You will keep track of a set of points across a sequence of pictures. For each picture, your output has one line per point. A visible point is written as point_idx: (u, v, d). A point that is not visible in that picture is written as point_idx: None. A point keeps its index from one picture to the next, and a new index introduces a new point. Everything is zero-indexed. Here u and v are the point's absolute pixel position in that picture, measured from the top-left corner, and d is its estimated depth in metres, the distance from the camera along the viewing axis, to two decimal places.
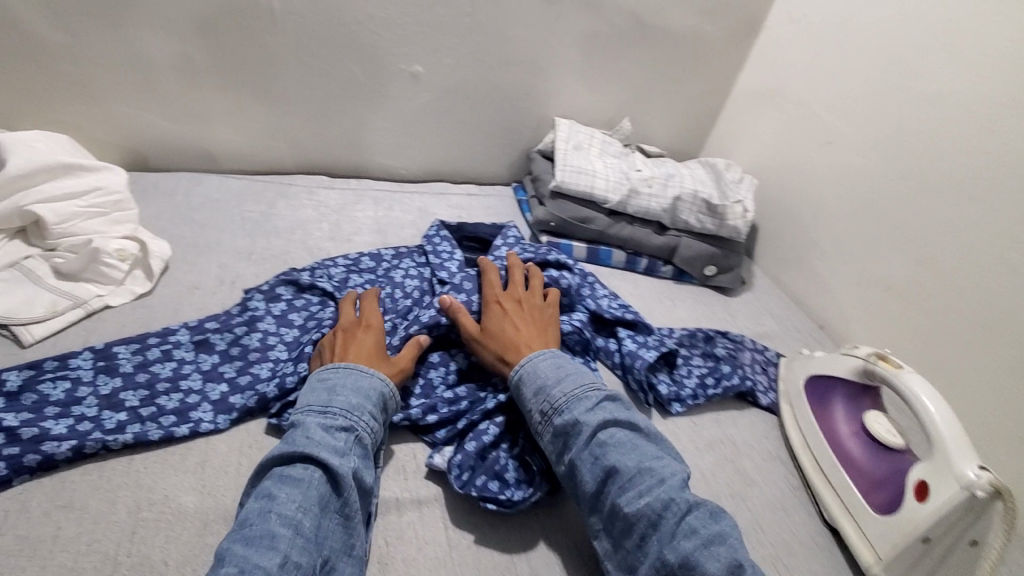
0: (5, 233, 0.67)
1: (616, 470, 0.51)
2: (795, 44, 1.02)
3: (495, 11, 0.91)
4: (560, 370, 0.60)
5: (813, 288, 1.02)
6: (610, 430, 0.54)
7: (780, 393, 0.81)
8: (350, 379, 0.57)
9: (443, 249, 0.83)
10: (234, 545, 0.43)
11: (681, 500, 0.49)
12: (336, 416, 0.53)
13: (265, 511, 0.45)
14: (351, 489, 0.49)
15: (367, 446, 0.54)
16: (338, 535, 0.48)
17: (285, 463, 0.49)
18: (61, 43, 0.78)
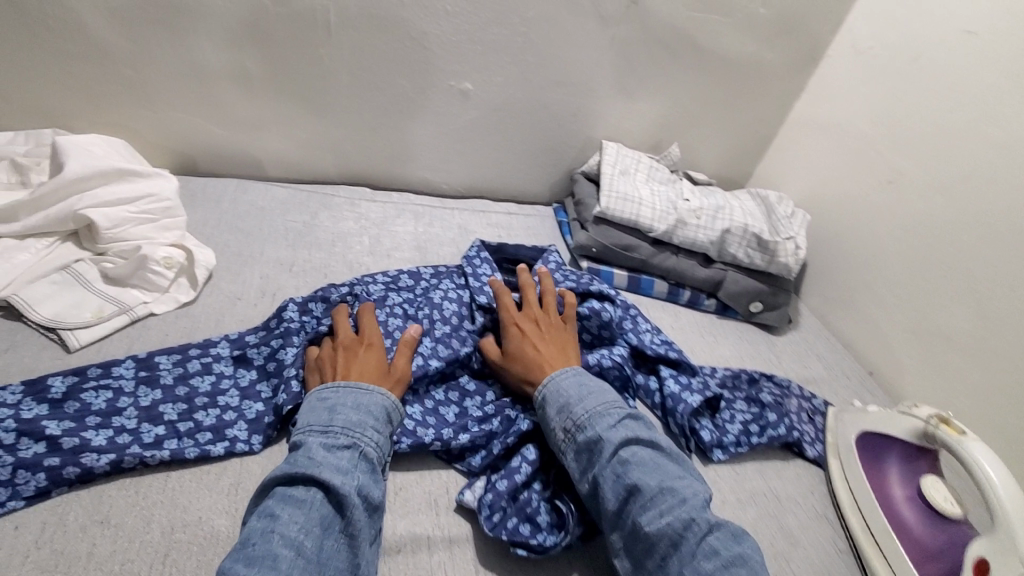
0: (59, 236, 0.69)
1: (637, 489, 0.51)
2: (857, 77, 0.98)
3: (550, 31, 0.90)
4: (582, 389, 0.60)
5: (863, 331, 0.97)
6: (632, 449, 0.54)
7: (827, 446, 0.77)
8: (350, 397, 0.55)
9: (483, 272, 0.82)
10: (233, 565, 0.41)
11: (703, 521, 0.48)
12: (336, 435, 0.51)
13: (267, 531, 0.44)
14: (355, 508, 0.47)
15: (373, 460, 0.52)
16: (343, 556, 0.46)
17: (288, 483, 0.47)
18: (124, 48, 0.80)
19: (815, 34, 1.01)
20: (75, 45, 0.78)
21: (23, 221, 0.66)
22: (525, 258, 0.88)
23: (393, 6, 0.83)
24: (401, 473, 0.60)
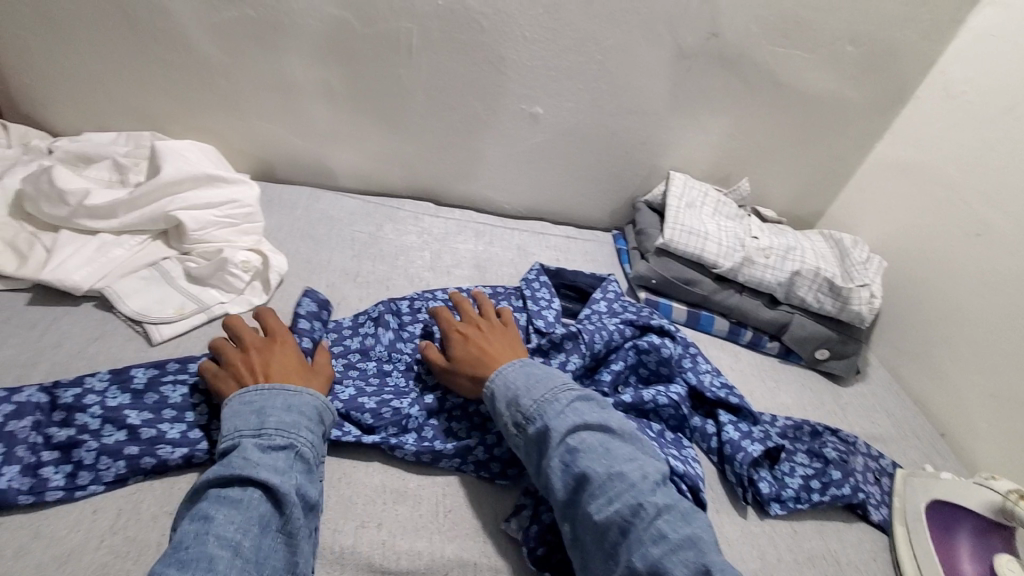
0: (149, 234, 0.73)
1: (586, 477, 0.51)
2: (947, 121, 0.93)
3: (625, 61, 0.90)
4: (530, 379, 0.59)
5: (939, 390, 0.91)
6: (580, 435, 0.54)
7: (894, 510, 0.71)
8: (279, 399, 0.53)
9: (541, 296, 0.82)
10: (166, 568, 0.40)
11: (650, 505, 0.48)
12: (272, 436, 0.50)
13: (201, 533, 0.43)
14: (295, 505, 0.47)
15: (309, 460, 0.51)
16: (280, 555, 0.45)
17: (222, 485, 0.46)
18: (222, 62, 0.85)
19: (902, 75, 0.96)
20: (179, 56, 0.84)
21: (121, 219, 0.71)
22: (582, 283, 0.87)
23: (473, 31, 0.85)
24: (451, 494, 0.59)
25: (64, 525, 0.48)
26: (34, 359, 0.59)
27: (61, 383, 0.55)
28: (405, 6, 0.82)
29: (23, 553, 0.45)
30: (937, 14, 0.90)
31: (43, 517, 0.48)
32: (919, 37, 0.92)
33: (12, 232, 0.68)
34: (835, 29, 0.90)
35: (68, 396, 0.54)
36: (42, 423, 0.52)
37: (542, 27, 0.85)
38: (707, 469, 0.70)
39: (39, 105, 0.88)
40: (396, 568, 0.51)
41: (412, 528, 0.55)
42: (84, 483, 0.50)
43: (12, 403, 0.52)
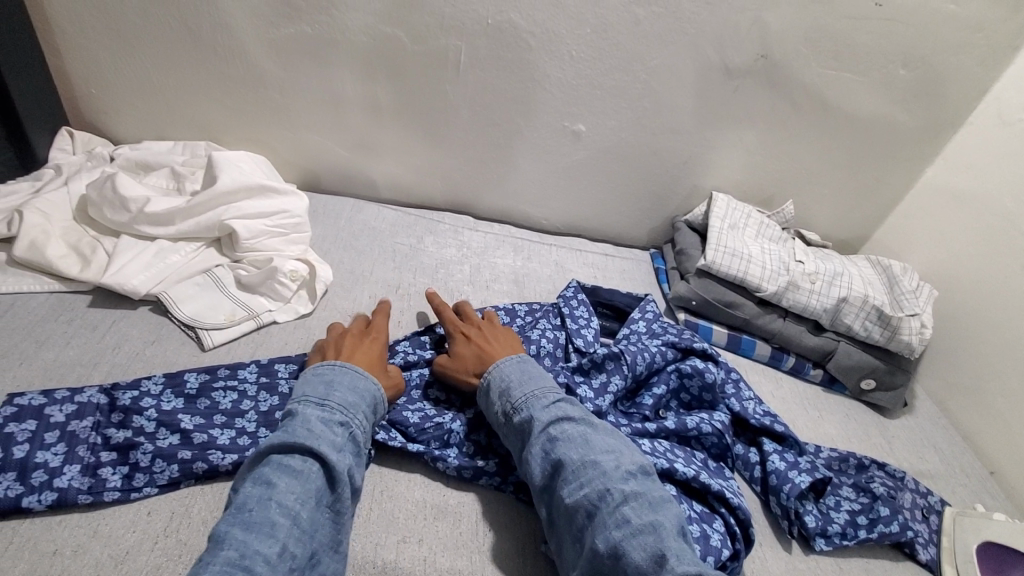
0: (204, 241, 0.76)
1: (560, 464, 0.53)
2: (1005, 146, 0.90)
3: (671, 80, 0.89)
4: (524, 374, 0.62)
5: (992, 427, 0.87)
6: (560, 426, 0.56)
7: (943, 551, 0.68)
8: (347, 378, 0.57)
9: (580, 314, 0.81)
10: (233, 528, 0.42)
11: (616, 491, 0.49)
12: (333, 411, 0.53)
13: (264, 498, 0.45)
14: (345, 483, 0.49)
15: (359, 443, 0.54)
16: (327, 531, 0.47)
17: (283, 451, 0.48)
18: (276, 76, 0.88)
19: (956, 100, 0.94)
20: (236, 69, 0.87)
21: (177, 226, 0.73)
22: (620, 302, 0.86)
23: (519, 49, 0.86)
24: (490, 511, 0.59)
25: (120, 524, 0.49)
26: (95, 360, 0.61)
27: (118, 385, 0.57)
28: (454, 24, 0.83)
29: (81, 551, 0.46)
30: (996, 39, 0.87)
31: (99, 516, 0.49)
32: (976, 62, 0.89)
33: (76, 236, 0.71)
34: (888, 52, 0.88)
35: (126, 399, 0.55)
36: (101, 424, 0.53)
37: (589, 46, 0.85)
38: (749, 499, 0.68)
39: (103, 114, 0.92)
40: None
41: (452, 544, 0.55)
42: (140, 485, 0.51)
43: (74, 405, 0.54)
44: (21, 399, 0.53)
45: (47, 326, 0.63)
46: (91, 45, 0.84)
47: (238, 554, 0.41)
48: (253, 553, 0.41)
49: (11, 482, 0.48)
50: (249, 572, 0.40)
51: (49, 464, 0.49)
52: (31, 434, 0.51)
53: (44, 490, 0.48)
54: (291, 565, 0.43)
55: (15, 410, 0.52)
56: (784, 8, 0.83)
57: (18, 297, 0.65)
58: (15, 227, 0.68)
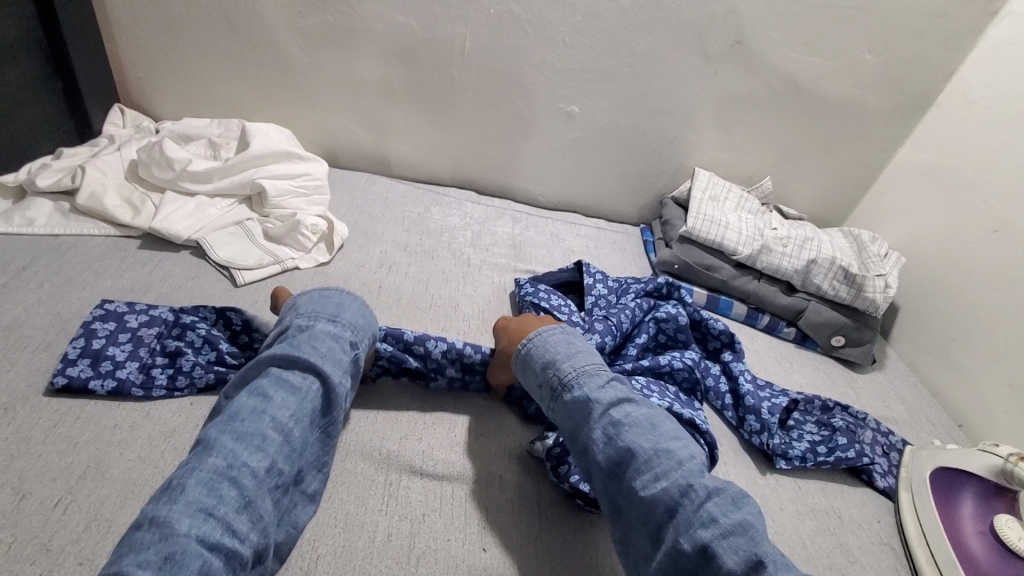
0: (236, 198, 0.86)
1: (631, 453, 0.51)
2: (967, 124, 0.97)
3: (655, 65, 0.99)
4: (570, 347, 0.63)
5: (956, 382, 0.93)
6: (624, 409, 0.55)
7: (900, 480, 0.74)
8: (354, 304, 0.64)
9: (556, 300, 0.82)
10: (222, 437, 0.45)
11: (699, 487, 0.48)
12: (345, 330, 0.59)
13: (258, 410, 0.48)
14: (339, 403, 0.54)
15: (356, 367, 0.60)
16: (314, 448, 0.52)
17: (284, 366, 0.52)
18: (301, 60, 0.99)
19: (924, 82, 1.01)
20: (267, 55, 0.98)
21: (214, 184, 0.84)
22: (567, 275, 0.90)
23: (517, 36, 0.96)
24: (482, 422, 0.67)
25: (169, 409, 0.58)
26: (145, 288, 0.71)
27: (185, 309, 0.67)
28: (460, 14, 0.94)
29: (136, 427, 0.56)
30: (958, 24, 0.95)
31: (151, 403, 0.58)
32: (939, 47, 0.97)
33: (128, 190, 0.82)
34: (854, 39, 0.97)
35: (186, 318, 0.65)
36: (163, 335, 0.63)
37: (580, 33, 0.95)
38: (719, 428, 0.76)
39: (149, 95, 1.04)
40: (434, 471, 0.60)
41: (448, 444, 0.63)
42: (180, 385, 0.60)
43: (145, 317, 0.64)
44: (110, 305, 0.65)
45: (104, 261, 0.73)
46: (141, 34, 0.96)
47: (226, 463, 0.43)
48: (241, 465, 0.44)
49: (85, 366, 0.58)
50: (236, 483, 0.43)
51: (114, 358, 0.59)
52: (109, 333, 0.62)
53: (107, 377, 0.58)
54: (275, 480, 0.47)
55: (102, 313, 0.64)
56: None
57: (80, 238, 0.76)
58: (77, 180, 0.78)
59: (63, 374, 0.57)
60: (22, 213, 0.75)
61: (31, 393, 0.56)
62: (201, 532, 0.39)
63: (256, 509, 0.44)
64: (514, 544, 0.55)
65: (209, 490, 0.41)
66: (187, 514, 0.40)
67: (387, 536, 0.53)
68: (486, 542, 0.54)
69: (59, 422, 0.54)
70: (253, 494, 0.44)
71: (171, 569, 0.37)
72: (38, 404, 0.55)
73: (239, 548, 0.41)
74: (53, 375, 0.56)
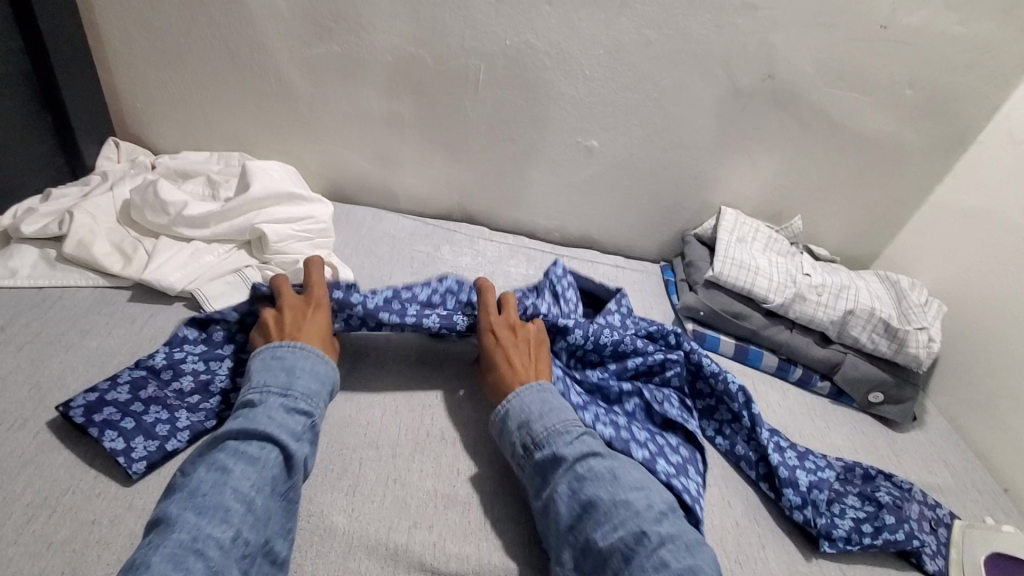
0: (235, 243, 0.80)
1: (592, 503, 0.53)
2: (1014, 164, 0.90)
3: (680, 99, 0.93)
4: (545, 405, 0.62)
5: (1004, 444, 0.86)
6: (587, 463, 0.56)
7: (952, 563, 0.68)
8: (308, 362, 0.60)
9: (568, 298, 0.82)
10: (183, 512, 0.44)
11: (653, 534, 0.50)
12: (297, 400, 0.56)
13: (219, 483, 0.47)
14: (299, 469, 0.53)
15: (316, 431, 0.57)
16: (278, 517, 0.50)
17: (241, 438, 0.51)
18: (306, 91, 0.94)
19: (966, 118, 0.95)
20: (270, 86, 0.93)
21: (212, 229, 0.79)
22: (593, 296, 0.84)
23: (535, 68, 0.90)
24: (498, 503, 0.61)
25: (153, 498, 0.52)
26: (134, 349, 0.65)
27: (145, 359, 0.61)
28: (473, 45, 0.88)
29: (117, 521, 0.50)
30: (1004, 59, 0.89)
31: (135, 490, 0.53)
32: (983, 83, 0.91)
33: (120, 236, 0.76)
34: (893, 74, 0.91)
35: (160, 360, 0.61)
36: (163, 386, 0.60)
37: (601, 65, 0.90)
38: (753, 502, 0.70)
39: (146, 126, 0.99)
40: (445, 567, 0.54)
41: (461, 533, 0.57)
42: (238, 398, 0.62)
43: (127, 383, 0.58)
44: (74, 402, 0.55)
45: (91, 318, 0.68)
46: (139, 64, 0.91)
47: (191, 536, 0.43)
48: (205, 537, 0.43)
49: (142, 442, 0.54)
50: (201, 555, 0.42)
51: (158, 420, 0.56)
52: (120, 412, 0.56)
53: (175, 434, 0.56)
54: (244, 550, 0.45)
55: (82, 407, 0.55)
56: (789, 31, 0.87)
57: (65, 290, 0.71)
58: (65, 226, 0.73)
59: (135, 458, 0.53)
60: (5, 262, 0.70)
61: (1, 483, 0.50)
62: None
63: None
64: None
65: (175, 566, 0.41)
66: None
67: None
68: None
69: (30, 518, 0.49)
70: (220, 565, 0.43)
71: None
72: (8, 497, 0.50)
73: None
74: (129, 465, 0.52)
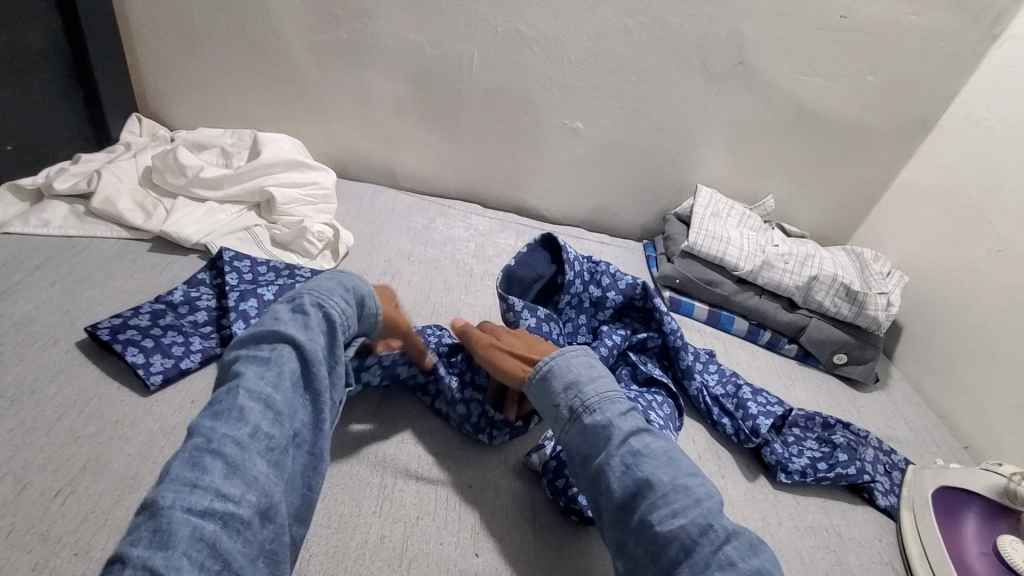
0: (246, 205, 0.88)
1: (649, 484, 0.47)
2: (970, 145, 0.97)
3: (659, 84, 1.01)
4: (595, 372, 0.57)
5: (962, 404, 0.92)
6: (643, 439, 0.51)
7: (902, 499, 0.73)
8: (325, 276, 0.59)
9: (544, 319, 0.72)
10: (203, 418, 0.44)
11: (719, 528, 0.44)
12: (304, 298, 0.55)
13: (233, 389, 0.46)
14: (319, 360, 0.51)
15: (337, 324, 0.55)
16: (304, 412, 0.49)
17: (252, 345, 0.50)
18: (315, 75, 1.02)
19: (925, 104, 1.02)
20: (281, 69, 1.01)
21: (225, 190, 0.86)
22: (544, 273, 0.79)
23: (524, 54, 0.98)
24: None
25: (169, 407, 0.59)
26: (153, 289, 0.72)
27: (162, 297, 0.69)
28: (468, 31, 0.96)
29: (138, 422, 0.56)
30: (958, 47, 0.96)
31: (152, 401, 0.59)
32: (940, 70, 0.98)
33: (141, 196, 0.84)
34: (855, 61, 0.98)
35: (178, 296, 0.69)
36: (178, 316, 0.67)
37: (584, 51, 0.98)
38: (718, 443, 0.75)
39: (167, 106, 1.07)
40: (428, 475, 0.60)
41: (444, 449, 0.63)
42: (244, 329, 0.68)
43: (148, 312, 0.65)
44: (102, 326, 0.62)
45: (116, 263, 0.75)
46: (161, 47, 1.00)
47: (205, 438, 0.42)
48: (220, 437, 0.43)
49: (161, 359, 0.61)
50: (217, 453, 0.42)
51: (174, 342, 0.63)
52: (142, 334, 0.63)
53: (189, 354, 0.63)
54: (268, 445, 0.45)
55: (108, 328, 0.62)
56: (757, 20, 0.94)
57: (92, 240, 0.78)
58: (93, 184, 0.81)
59: (152, 371, 0.60)
60: (39, 214, 0.78)
61: (37, 388, 0.57)
62: (188, 503, 0.38)
63: (247, 473, 0.42)
64: (507, 552, 0.54)
65: (192, 466, 0.41)
66: (173, 489, 0.39)
67: (381, 537, 0.53)
68: (479, 547, 0.54)
69: (62, 416, 0.55)
70: (239, 461, 0.42)
71: (162, 539, 0.36)
72: (42, 399, 0.56)
73: (238, 511, 0.40)
74: (147, 377, 0.59)
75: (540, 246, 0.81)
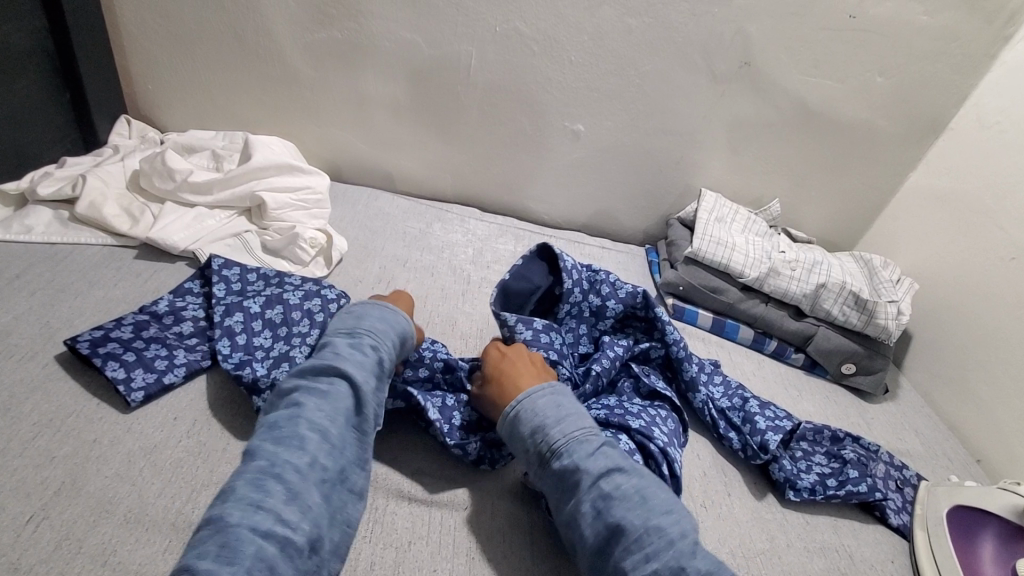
0: (237, 210, 0.86)
1: (620, 529, 0.47)
2: (981, 148, 0.94)
3: (662, 85, 0.98)
4: (560, 410, 0.54)
5: (974, 416, 0.89)
6: (613, 479, 0.50)
7: (915, 517, 0.70)
8: (375, 311, 0.63)
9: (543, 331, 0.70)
10: (263, 443, 0.47)
11: (692, 571, 0.44)
12: (360, 337, 0.58)
13: (294, 416, 0.49)
14: (371, 401, 0.54)
15: (386, 367, 0.57)
16: (354, 447, 0.51)
17: (312, 375, 0.53)
18: (308, 76, 0.99)
19: (935, 106, 0.99)
20: (274, 69, 0.99)
21: (214, 195, 0.84)
22: (542, 283, 0.78)
23: (523, 54, 0.96)
24: None
25: (151, 424, 0.56)
26: (138, 298, 0.70)
27: (146, 307, 0.66)
28: (466, 31, 0.94)
29: (117, 441, 0.54)
30: (970, 48, 0.93)
31: (132, 418, 0.56)
32: (951, 72, 0.96)
33: (128, 201, 0.81)
34: (864, 62, 0.95)
35: (163, 307, 0.66)
36: (163, 329, 0.64)
37: (585, 52, 0.95)
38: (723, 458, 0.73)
39: (158, 108, 1.05)
40: (422, 496, 0.57)
41: (438, 468, 0.61)
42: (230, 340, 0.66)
43: (131, 324, 0.63)
44: (81, 338, 0.59)
45: (100, 271, 0.72)
46: (152, 47, 0.97)
47: (268, 462, 0.45)
48: (282, 463, 0.46)
49: (143, 374, 0.58)
50: (279, 478, 0.45)
51: (157, 356, 0.61)
52: (123, 347, 0.60)
53: (172, 369, 0.60)
54: (322, 475, 0.47)
55: (87, 341, 0.59)
56: (764, 20, 0.92)
57: (76, 246, 0.76)
58: (78, 189, 0.78)
59: (133, 388, 0.57)
60: (22, 220, 0.75)
61: (12, 405, 0.54)
62: (253, 522, 0.41)
63: (302, 500, 0.45)
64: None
65: (257, 487, 0.44)
66: (239, 508, 0.42)
67: (371, 564, 0.50)
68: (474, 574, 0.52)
69: (37, 435, 0.53)
70: (296, 487, 0.45)
71: (228, 554, 0.39)
72: (18, 416, 0.54)
73: (293, 536, 0.42)
74: (128, 393, 0.56)
75: (536, 257, 0.79)
